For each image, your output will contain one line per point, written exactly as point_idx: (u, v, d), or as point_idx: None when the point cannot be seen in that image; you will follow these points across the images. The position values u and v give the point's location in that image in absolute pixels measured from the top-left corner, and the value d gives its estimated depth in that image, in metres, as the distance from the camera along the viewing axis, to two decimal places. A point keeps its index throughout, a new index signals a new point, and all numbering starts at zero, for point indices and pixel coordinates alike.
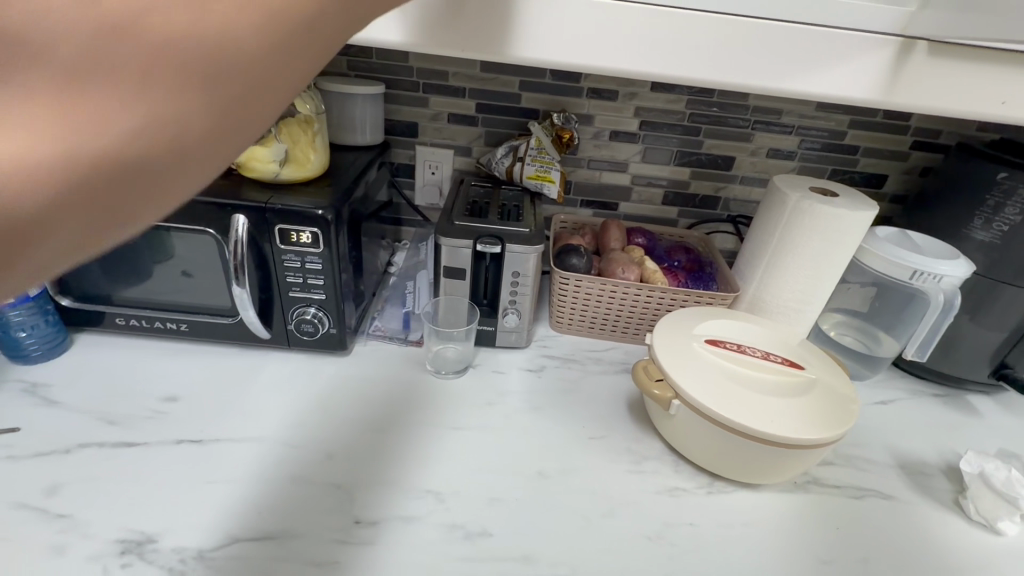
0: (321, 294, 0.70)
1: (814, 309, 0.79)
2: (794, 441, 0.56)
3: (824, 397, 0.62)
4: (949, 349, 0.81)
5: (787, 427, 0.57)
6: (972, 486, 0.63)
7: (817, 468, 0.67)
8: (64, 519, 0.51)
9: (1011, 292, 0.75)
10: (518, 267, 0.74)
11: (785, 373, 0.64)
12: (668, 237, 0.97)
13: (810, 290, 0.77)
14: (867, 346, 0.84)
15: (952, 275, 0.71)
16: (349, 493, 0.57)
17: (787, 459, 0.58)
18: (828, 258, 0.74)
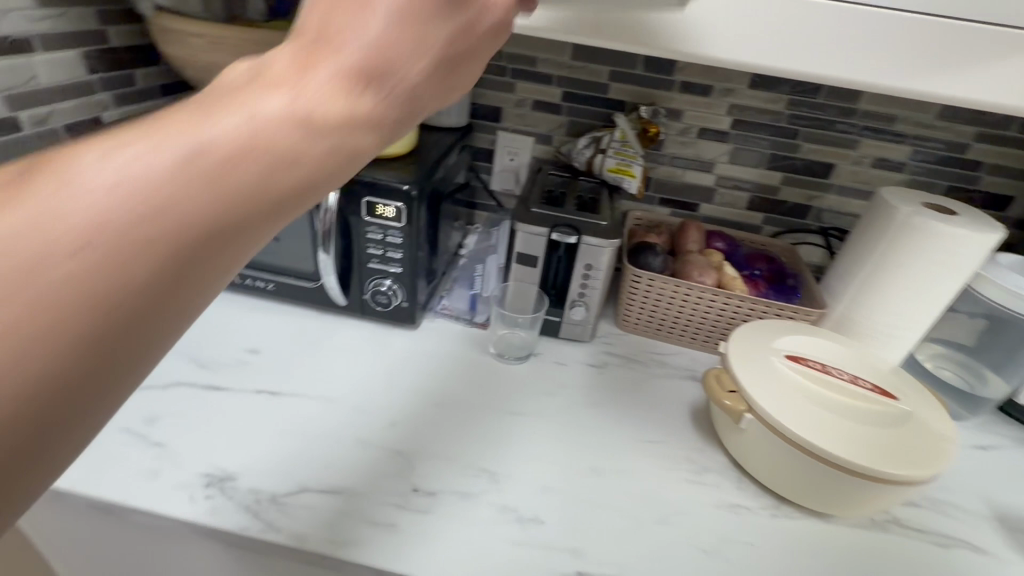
0: (398, 268, 0.72)
1: (911, 336, 0.72)
2: (879, 473, 0.52)
3: (917, 432, 0.56)
4: None
5: (872, 457, 0.53)
6: None
7: (899, 507, 0.61)
8: (159, 447, 0.56)
9: None
10: (591, 260, 0.73)
11: (873, 400, 0.59)
12: (749, 245, 0.92)
13: (909, 315, 0.70)
14: (973, 385, 0.76)
15: None
16: (409, 462, 0.59)
17: (868, 492, 0.54)
18: (935, 282, 0.67)
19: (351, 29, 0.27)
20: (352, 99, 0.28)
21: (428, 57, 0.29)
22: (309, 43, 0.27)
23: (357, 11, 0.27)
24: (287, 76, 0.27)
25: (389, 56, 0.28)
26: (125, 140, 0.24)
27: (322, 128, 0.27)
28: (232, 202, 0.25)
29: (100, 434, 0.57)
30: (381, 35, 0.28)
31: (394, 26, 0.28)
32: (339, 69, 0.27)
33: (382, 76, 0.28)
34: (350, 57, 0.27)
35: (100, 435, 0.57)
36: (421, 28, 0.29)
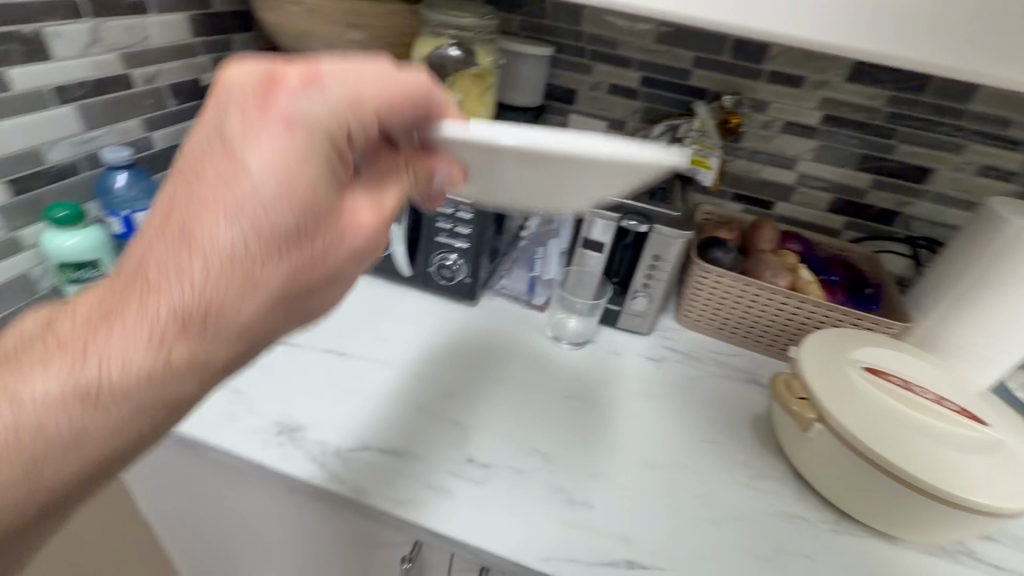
0: (465, 244, 0.73)
1: (1007, 361, 0.66)
2: (961, 500, 0.48)
3: (1008, 463, 0.52)
4: None
5: (955, 482, 0.49)
6: None
7: (974, 540, 0.57)
8: (237, 393, 0.60)
9: None
10: (660, 251, 0.71)
11: (960, 424, 0.55)
12: (827, 249, 0.87)
13: (1006, 337, 0.65)
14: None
15: None
16: (465, 433, 0.60)
17: (948, 519, 0.51)
18: None
19: (161, 278, 0.32)
20: (162, 346, 0.33)
21: (242, 300, 0.34)
22: (127, 283, 0.33)
23: (186, 266, 0.32)
24: (111, 315, 0.34)
25: (206, 307, 0.33)
26: (27, 366, 0.34)
27: (151, 371, 0.33)
28: (109, 432, 0.34)
29: None
30: (202, 292, 0.33)
31: (210, 279, 0.32)
32: (145, 323, 0.33)
33: (205, 319, 0.33)
34: (160, 306, 0.33)
35: None
36: (244, 281, 0.33)
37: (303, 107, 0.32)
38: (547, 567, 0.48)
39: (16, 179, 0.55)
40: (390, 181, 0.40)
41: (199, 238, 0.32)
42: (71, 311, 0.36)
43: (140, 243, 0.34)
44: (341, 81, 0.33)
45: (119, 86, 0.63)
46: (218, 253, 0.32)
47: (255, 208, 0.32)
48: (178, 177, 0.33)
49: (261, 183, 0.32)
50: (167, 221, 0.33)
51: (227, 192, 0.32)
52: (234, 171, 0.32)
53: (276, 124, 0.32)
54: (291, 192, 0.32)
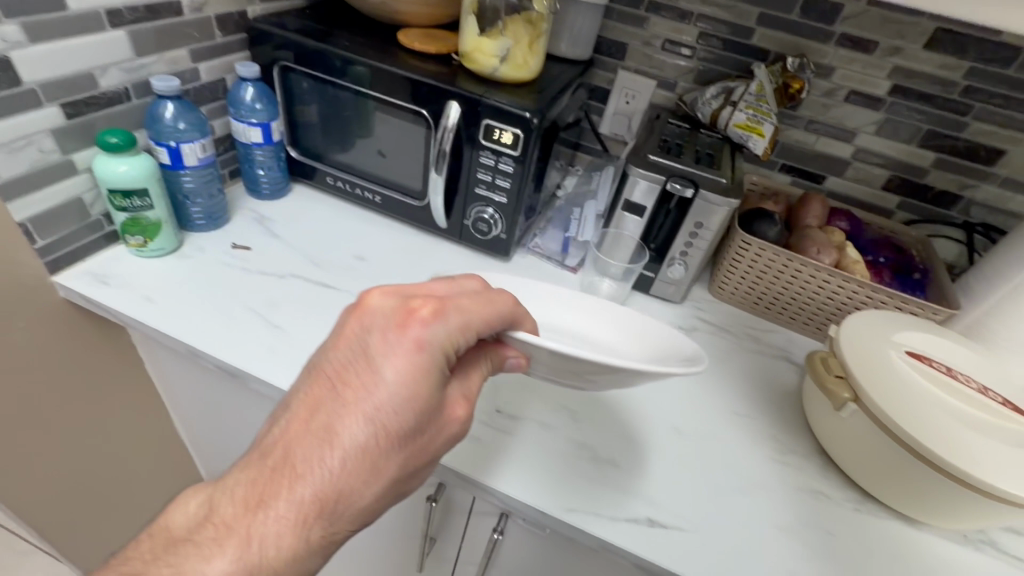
0: (503, 198, 0.72)
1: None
2: (990, 487, 0.47)
3: None
4: None
5: (987, 467, 0.48)
6: None
7: (999, 532, 0.57)
8: (276, 328, 0.62)
9: None
10: (703, 218, 0.69)
11: (1002, 415, 0.53)
12: (876, 230, 0.84)
13: None
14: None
15: None
16: (494, 385, 0.61)
17: (977, 507, 0.50)
18: None
19: (307, 467, 0.40)
20: (303, 529, 0.40)
21: (367, 484, 0.41)
22: (273, 471, 0.41)
23: (328, 455, 0.40)
24: (260, 500, 0.40)
25: (340, 494, 0.40)
26: (202, 548, 0.40)
27: (295, 551, 0.40)
28: None
29: (229, 308, 0.63)
30: (339, 480, 0.40)
31: (347, 467, 0.40)
32: (293, 504, 0.40)
33: (337, 504, 0.40)
34: (303, 492, 0.40)
35: (229, 310, 0.63)
36: (372, 469, 0.41)
37: (428, 334, 0.41)
38: (568, 516, 0.50)
39: (70, 101, 0.56)
40: (477, 369, 0.48)
41: (339, 435, 0.40)
42: (220, 494, 0.42)
43: (283, 437, 0.41)
44: (457, 310, 0.43)
45: (169, 12, 0.62)
46: (356, 447, 0.40)
47: (387, 411, 0.40)
48: (320, 384, 0.42)
49: (393, 392, 0.40)
50: (312, 421, 0.41)
51: (363, 397, 0.41)
52: (371, 379, 0.41)
53: (406, 346, 0.41)
54: (413, 398, 0.41)
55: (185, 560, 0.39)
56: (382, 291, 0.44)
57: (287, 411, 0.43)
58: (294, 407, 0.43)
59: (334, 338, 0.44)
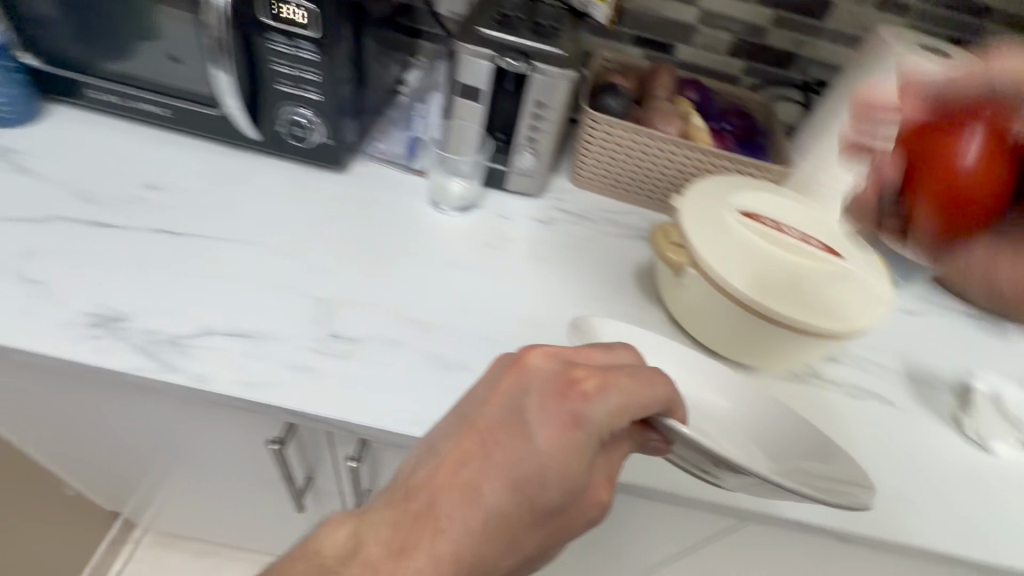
0: (315, 95, 0.61)
1: None
2: (793, 323, 0.52)
3: (852, 290, 0.55)
4: None
5: (794, 305, 0.52)
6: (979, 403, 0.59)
7: (821, 364, 0.63)
8: (37, 284, 0.50)
9: None
10: (542, 96, 0.63)
11: (817, 258, 0.56)
12: (725, 98, 0.83)
13: None
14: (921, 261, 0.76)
15: None
16: (331, 308, 0.54)
17: (795, 345, 0.54)
18: None
19: (448, 523, 0.38)
20: None
21: (500, 550, 0.38)
22: (415, 517, 0.38)
23: (471, 512, 0.38)
24: (397, 549, 0.37)
25: (478, 558, 0.38)
26: None
27: None
28: None
29: None
30: (479, 543, 0.38)
31: (487, 531, 0.38)
32: (430, 562, 0.37)
33: (474, 569, 0.38)
34: (445, 549, 0.37)
35: None
36: (511, 538, 0.38)
37: (591, 411, 0.39)
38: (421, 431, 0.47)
39: None
40: (620, 450, 0.43)
41: (485, 495, 0.38)
42: (354, 534, 0.39)
43: (429, 484, 0.39)
44: (619, 386, 0.40)
45: None
46: (497, 512, 0.38)
47: (538, 480, 0.38)
48: (469, 437, 0.40)
49: (545, 462, 0.38)
50: (456, 475, 0.39)
51: (514, 460, 0.38)
52: (523, 445, 0.38)
53: (563, 417, 0.39)
54: (565, 472, 0.38)
55: None
56: (545, 351, 0.42)
57: (429, 457, 0.41)
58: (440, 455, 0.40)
59: (489, 393, 0.42)
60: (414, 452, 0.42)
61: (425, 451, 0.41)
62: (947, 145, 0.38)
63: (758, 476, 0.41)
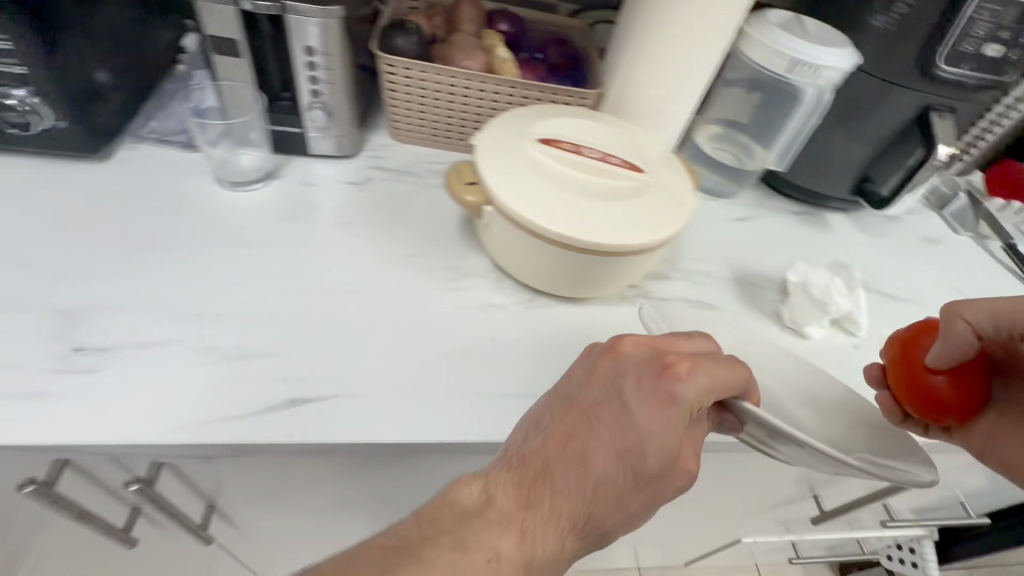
0: (20, 71, 0.50)
1: (681, 111, 0.68)
2: (593, 244, 0.50)
3: (652, 200, 0.54)
4: (813, 161, 0.77)
5: (590, 226, 0.50)
6: (793, 294, 0.62)
7: (650, 283, 0.63)
8: None
9: (890, 93, 0.68)
10: (307, 41, 0.56)
11: (615, 175, 0.54)
12: (539, 27, 0.79)
13: (675, 85, 0.66)
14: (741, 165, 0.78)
15: (834, 68, 0.61)
16: (83, 318, 0.47)
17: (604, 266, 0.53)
18: (695, 44, 0.62)
19: (564, 485, 0.42)
20: (560, 537, 0.42)
21: (606, 510, 0.42)
22: (532, 480, 0.42)
23: (584, 474, 0.42)
24: (521, 507, 0.42)
25: (590, 515, 0.42)
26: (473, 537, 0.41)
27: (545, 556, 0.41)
28: None
29: None
30: (592, 502, 0.42)
31: (600, 493, 0.42)
32: (552, 515, 0.41)
33: (586, 524, 0.42)
34: (562, 505, 0.42)
35: None
36: (619, 502, 0.43)
37: (686, 390, 0.43)
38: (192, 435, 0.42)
39: None
40: (700, 425, 0.49)
41: (592, 464, 0.42)
42: (482, 494, 0.43)
43: (538, 452, 0.43)
44: (706, 368, 0.44)
45: None
46: (594, 480, 0.42)
47: (639, 451, 0.42)
48: (574, 416, 0.43)
49: (645, 433, 0.42)
50: (567, 445, 0.43)
51: (619, 433, 0.42)
52: (624, 418, 0.43)
53: (661, 395, 0.43)
54: (668, 444, 0.43)
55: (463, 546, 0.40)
56: (636, 340, 0.47)
57: (538, 432, 0.44)
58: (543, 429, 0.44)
59: (585, 374, 0.46)
60: (519, 428, 0.45)
61: (528, 426, 0.44)
62: (927, 369, 0.51)
63: (826, 455, 0.44)
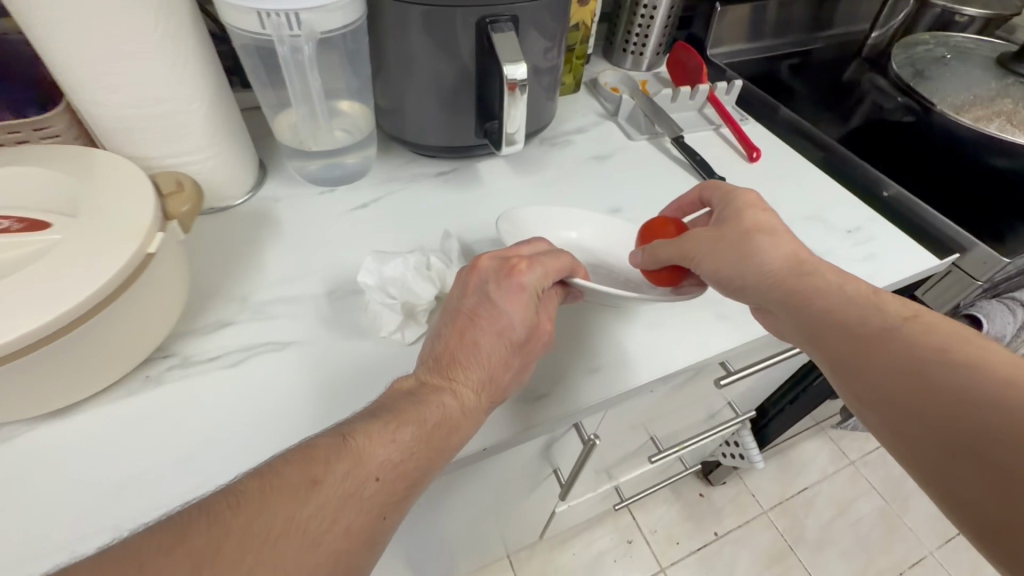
0: None
1: (185, 116, 0.51)
2: None
3: (51, 269, 0.38)
4: (412, 111, 0.64)
5: None
6: (369, 304, 0.49)
7: (189, 344, 0.48)
8: None
9: (421, 14, 0.54)
10: None
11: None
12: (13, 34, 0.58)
13: (136, 92, 0.47)
14: (359, 140, 0.63)
15: (306, 9, 0.46)
16: None
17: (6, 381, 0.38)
18: (103, 38, 0.43)
19: (471, 360, 0.45)
20: (478, 397, 0.45)
21: (516, 372, 0.47)
22: (442, 366, 0.45)
23: (481, 350, 0.46)
24: (441, 381, 0.45)
25: (495, 381, 0.46)
26: (416, 407, 0.43)
27: (472, 411, 0.44)
28: (432, 450, 0.42)
29: None
30: (493, 369, 0.46)
31: (496, 361, 0.46)
32: (467, 384, 0.45)
33: (494, 389, 0.46)
34: (474, 375, 0.45)
35: None
36: (516, 366, 0.47)
37: (531, 278, 0.48)
38: None
39: None
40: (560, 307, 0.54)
41: (482, 342, 0.46)
42: (410, 380, 0.45)
43: (445, 347, 0.46)
44: (548, 259, 0.50)
45: None
46: (498, 348, 0.46)
47: (514, 328, 0.47)
48: (459, 321, 0.47)
49: (512, 312, 0.46)
50: (466, 338, 0.46)
51: (495, 315, 0.47)
52: (497, 307, 0.47)
53: (518, 284, 0.48)
54: (538, 315, 0.48)
55: (414, 415, 0.42)
56: (491, 254, 0.51)
57: (438, 339, 0.47)
58: (441, 335, 0.47)
59: (459, 289, 0.50)
60: (424, 343, 0.48)
61: (430, 336, 0.47)
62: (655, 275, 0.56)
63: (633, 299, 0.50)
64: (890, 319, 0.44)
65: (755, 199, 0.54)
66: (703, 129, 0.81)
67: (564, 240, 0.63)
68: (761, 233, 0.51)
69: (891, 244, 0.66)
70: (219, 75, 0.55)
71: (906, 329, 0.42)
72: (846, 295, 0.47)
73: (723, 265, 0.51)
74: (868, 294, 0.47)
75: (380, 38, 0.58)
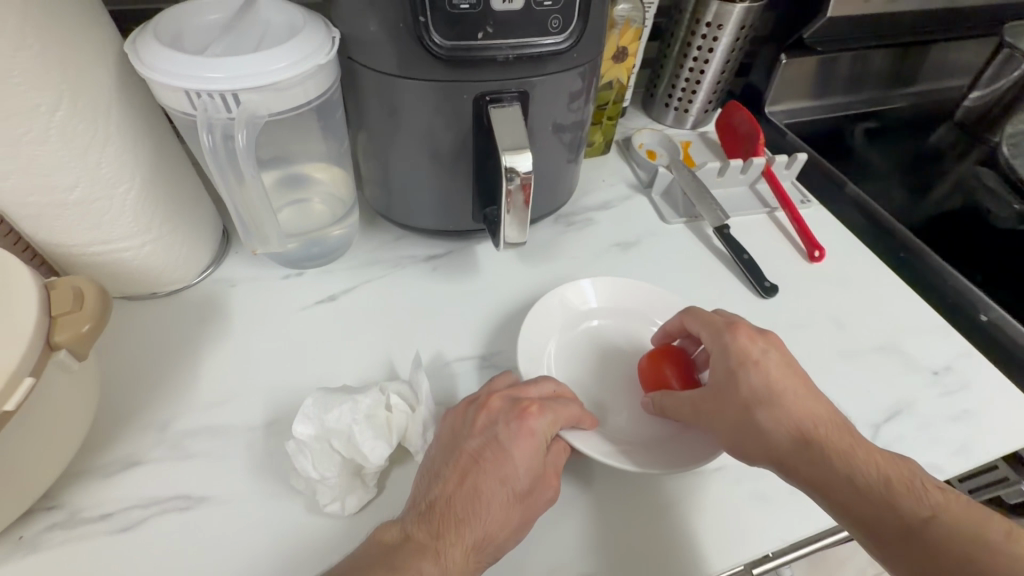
0: None
1: (105, 207, 0.41)
2: None
3: None
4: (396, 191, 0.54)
5: None
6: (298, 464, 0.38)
7: (79, 493, 0.39)
8: None
9: (407, 88, 0.44)
10: None
11: None
12: None
13: (36, 185, 0.38)
14: (338, 213, 0.53)
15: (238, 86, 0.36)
16: None
17: None
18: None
19: (469, 518, 0.35)
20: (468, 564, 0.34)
21: (517, 532, 0.36)
22: (433, 518, 0.35)
23: (482, 512, 0.35)
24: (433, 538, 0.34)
25: (493, 548, 0.35)
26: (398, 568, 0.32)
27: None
28: None
29: None
30: (495, 532, 0.35)
31: (501, 521, 0.36)
32: (461, 551, 0.34)
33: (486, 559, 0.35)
34: (469, 538, 0.35)
35: None
36: (516, 528, 0.36)
37: (539, 430, 0.39)
38: None
39: None
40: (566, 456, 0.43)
41: (486, 498, 0.36)
42: (397, 524, 0.35)
43: (441, 494, 0.36)
44: (556, 405, 0.41)
45: None
46: (512, 502, 0.36)
47: (522, 485, 0.37)
48: (459, 467, 0.37)
49: (518, 462, 0.37)
50: (466, 486, 0.36)
51: (501, 464, 0.37)
52: (506, 455, 0.38)
53: (528, 433, 0.39)
54: (546, 470, 0.38)
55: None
56: (501, 391, 0.41)
57: (433, 480, 0.37)
58: (438, 475, 0.38)
59: (460, 425, 0.40)
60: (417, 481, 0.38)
61: (427, 475, 0.38)
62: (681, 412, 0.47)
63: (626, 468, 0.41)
64: (921, 528, 0.33)
65: (748, 346, 0.42)
66: (754, 211, 0.67)
67: (588, 329, 0.53)
68: (764, 404, 0.39)
69: (993, 395, 0.51)
70: (165, 146, 0.46)
71: (943, 543, 0.32)
72: (863, 485, 0.35)
73: (734, 440, 0.40)
74: (884, 477, 0.35)
75: (360, 108, 0.49)
